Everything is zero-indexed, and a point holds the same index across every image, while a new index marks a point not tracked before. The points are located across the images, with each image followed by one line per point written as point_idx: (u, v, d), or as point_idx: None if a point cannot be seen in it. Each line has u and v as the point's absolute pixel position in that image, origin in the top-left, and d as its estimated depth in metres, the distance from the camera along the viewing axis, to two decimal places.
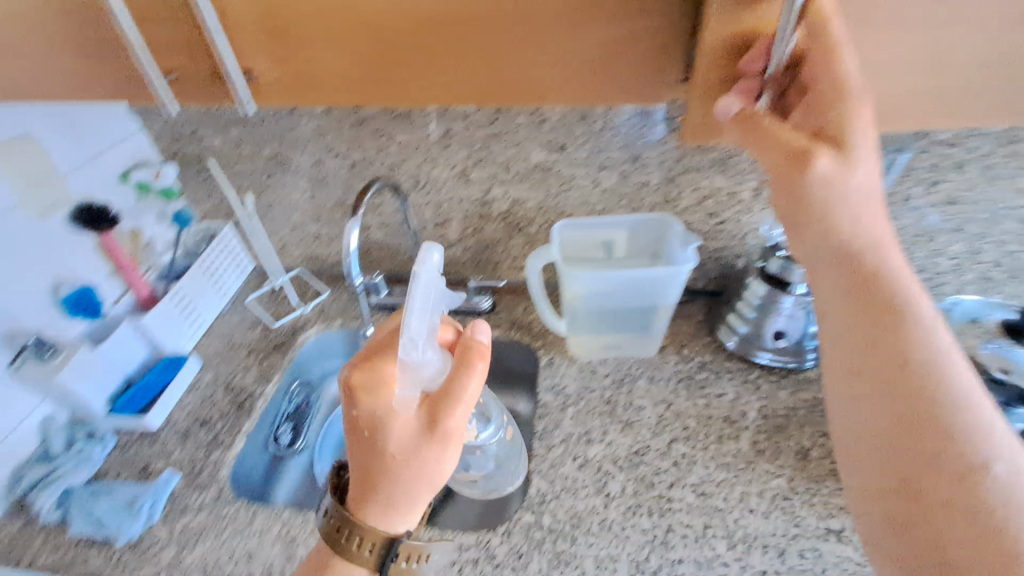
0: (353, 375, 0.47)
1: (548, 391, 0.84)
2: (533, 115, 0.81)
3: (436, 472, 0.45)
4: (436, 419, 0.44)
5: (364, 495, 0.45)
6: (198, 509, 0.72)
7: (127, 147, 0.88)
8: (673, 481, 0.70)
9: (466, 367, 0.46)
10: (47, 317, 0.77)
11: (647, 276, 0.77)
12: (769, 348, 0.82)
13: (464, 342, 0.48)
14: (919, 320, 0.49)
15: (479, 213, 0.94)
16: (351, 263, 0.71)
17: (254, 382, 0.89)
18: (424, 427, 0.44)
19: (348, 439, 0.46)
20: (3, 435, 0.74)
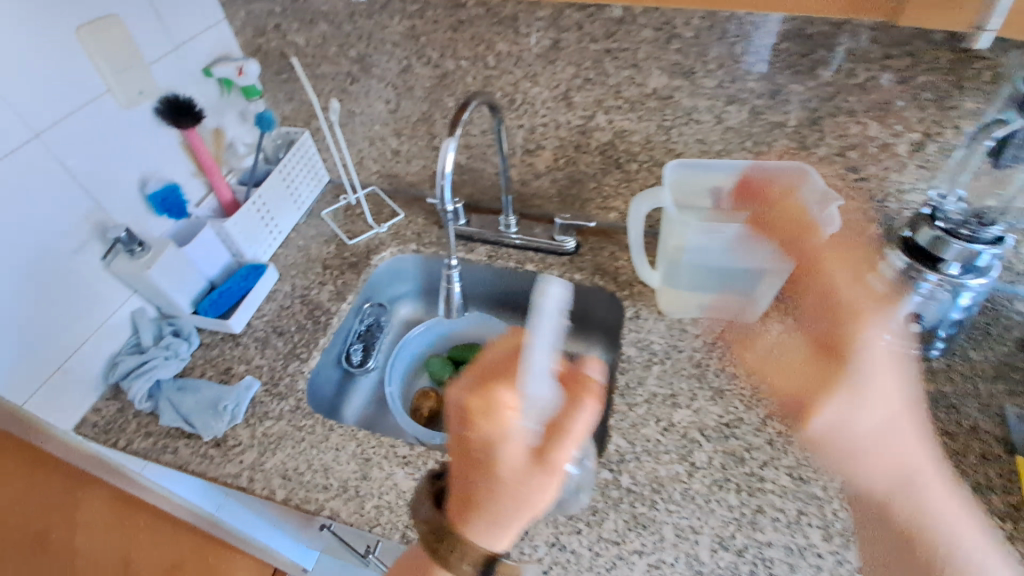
0: (468, 396, 0.43)
1: (632, 345, 0.78)
2: (660, 30, 0.69)
3: (541, 502, 0.42)
4: (549, 447, 0.41)
5: (467, 514, 0.43)
6: (277, 417, 0.73)
7: (210, 38, 0.83)
8: (766, 460, 0.65)
9: (580, 402, 0.42)
10: (135, 211, 0.76)
11: (769, 234, 0.68)
12: (889, 329, 0.73)
13: (577, 375, 0.45)
14: None
15: (575, 143, 0.85)
16: (445, 182, 0.64)
17: (329, 299, 0.88)
18: (536, 453, 0.41)
19: (457, 456, 0.43)
20: (99, 323, 0.75)
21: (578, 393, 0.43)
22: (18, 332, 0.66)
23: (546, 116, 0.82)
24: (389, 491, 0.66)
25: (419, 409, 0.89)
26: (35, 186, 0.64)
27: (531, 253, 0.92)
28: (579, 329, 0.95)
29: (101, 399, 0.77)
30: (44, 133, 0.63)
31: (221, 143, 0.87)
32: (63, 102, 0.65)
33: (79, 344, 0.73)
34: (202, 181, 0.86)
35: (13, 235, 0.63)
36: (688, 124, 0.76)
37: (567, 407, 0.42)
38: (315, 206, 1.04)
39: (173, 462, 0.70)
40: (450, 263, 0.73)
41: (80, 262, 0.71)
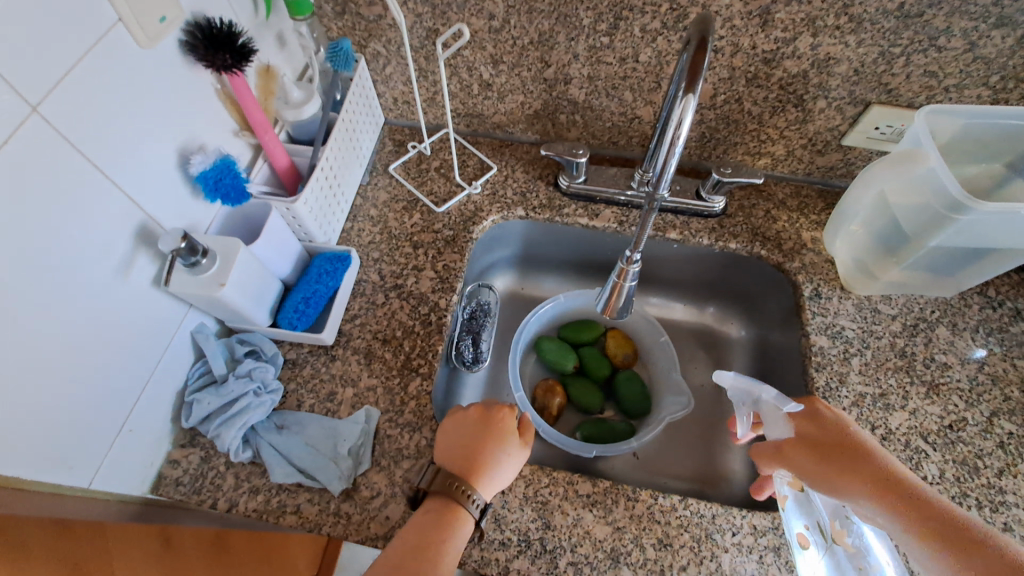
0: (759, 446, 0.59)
1: (822, 333, 0.67)
2: None
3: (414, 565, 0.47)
4: (793, 464, 0.54)
5: (414, 558, 0.48)
6: (417, 456, 0.59)
7: None
8: (1002, 466, 0.58)
9: (821, 468, 0.52)
10: (176, 201, 0.54)
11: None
12: None
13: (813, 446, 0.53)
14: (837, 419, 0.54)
15: (750, 75, 0.65)
16: (674, 158, 0.49)
17: (433, 290, 0.70)
18: (781, 458, 0.56)
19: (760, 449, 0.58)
20: (157, 359, 0.55)
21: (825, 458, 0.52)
22: (68, 399, 0.47)
23: (723, 39, 0.61)
24: (582, 542, 0.55)
25: (548, 407, 0.76)
26: (46, 188, 0.42)
27: (669, 216, 0.76)
28: (711, 297, 0.84)
29: (175, 448, 0.59)
30: (41, 104, 0.41)
31: (271, 86, 0.63)
32: (59, 48, 0.41)
33: (139, 391, 0.54)
34: (249, 142, 0.63)
35: (33, 269, 0.42)
36: (925, 52, 0.59)
37: (820, 465, 0.52)
38: (375, 158, 0.81)
39: (304, 526, 0.56)
40: (632, 257, 0.58)
41: (124, 289, 0.50)
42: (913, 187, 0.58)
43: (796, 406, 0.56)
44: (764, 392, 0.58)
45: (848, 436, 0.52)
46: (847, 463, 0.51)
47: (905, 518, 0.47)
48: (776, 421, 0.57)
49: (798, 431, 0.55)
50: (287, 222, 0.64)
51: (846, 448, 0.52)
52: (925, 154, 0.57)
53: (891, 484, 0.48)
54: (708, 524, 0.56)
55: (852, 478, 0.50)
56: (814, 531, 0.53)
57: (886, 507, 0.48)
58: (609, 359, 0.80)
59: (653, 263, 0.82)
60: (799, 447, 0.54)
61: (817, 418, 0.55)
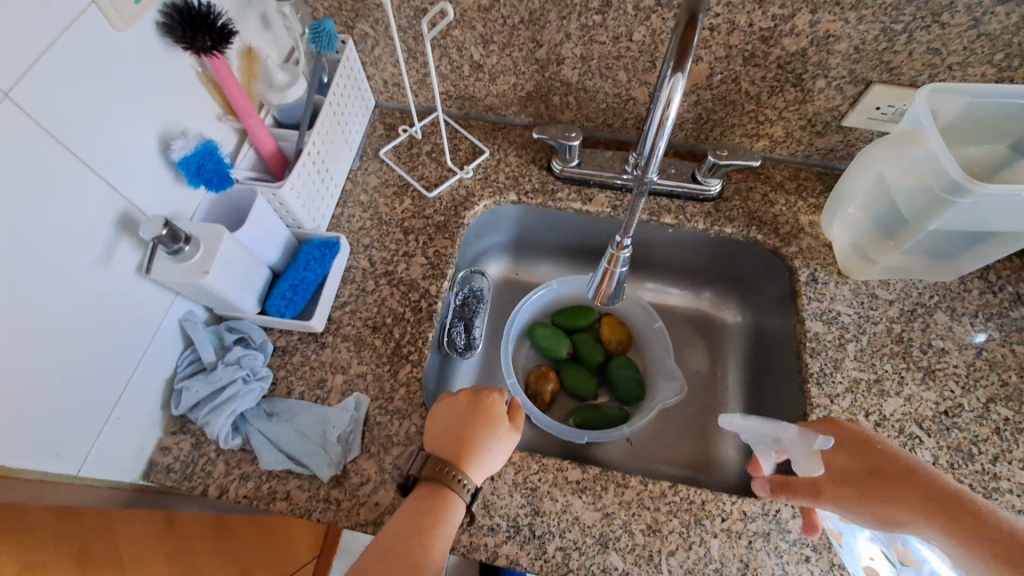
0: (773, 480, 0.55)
1: (818, 319, 0.66)
2: None
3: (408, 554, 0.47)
4: (828, 499, 0.51)
5: (408, 548, 0.47)
6: (407, 442, 0.59)
7: None
8: (997, 453, 0.58)
9: (861, 501, 0.49)
10: (158, 187, 0.54)
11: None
12: None
13: (845, 474, 0.51)
14: (864, 442, 0.52)
15: (747, 53, 0.63)
16: (663, 140, 0.49)
17: (424, 277, 0.70)
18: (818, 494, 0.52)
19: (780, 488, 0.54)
20: (144, 347, 0.55)
21: (864, 487, 0.50)
22: (52, 388, 0.47)
23: (719, 16, 0.59)
24: (572, 528, 0.55)
25: (541, 394, 0.75)
26: (20, 176, 0.41)
27: (664, 200, 0.75)
28: (706, 283, 0.83)
29: (166, 435, 0.59)
30: (13, 89, 0.40)
31: (254, 69, 0.62)
32: (28, 30, 0.40)
33: (126, 380, 0.54)
34: (233, 127, 0.62)
35: (12, 259, 0.42)
36: (928, 28, 0.57)
37: (862, 495, 0.50)
38: (365, 142, 0.80)
39: (294, 512, 0.56)
40: (622, 242, 0.58)
41: (106, 278, 0.50)
42: (912, 168, 0.57)
43: (826, 441, 0.52)
44: (785, 433, 0.55)
45: (885, 458, 0.50)
46: (892, 492, 0.48)
47: (965, 541, 0.44)
48: (805, 456, 0.53)
49: (831, 465, 0.52)
50: (275, 208, 0.63)
51: (888, 474, 0.49)
52: (924, 136, 0.55)
53: (940, 504, 0.46)
54: (697, 510, 0.56)
55: (900, 505, 0.48)
56: (882, 559, 0.53)
57: (943, 532, 0.45)
58: (602, 345, 0.79)
59: (648, 248, 0.81)
60: (839, 484, 0.51)
61: (846, 446, 0.52)
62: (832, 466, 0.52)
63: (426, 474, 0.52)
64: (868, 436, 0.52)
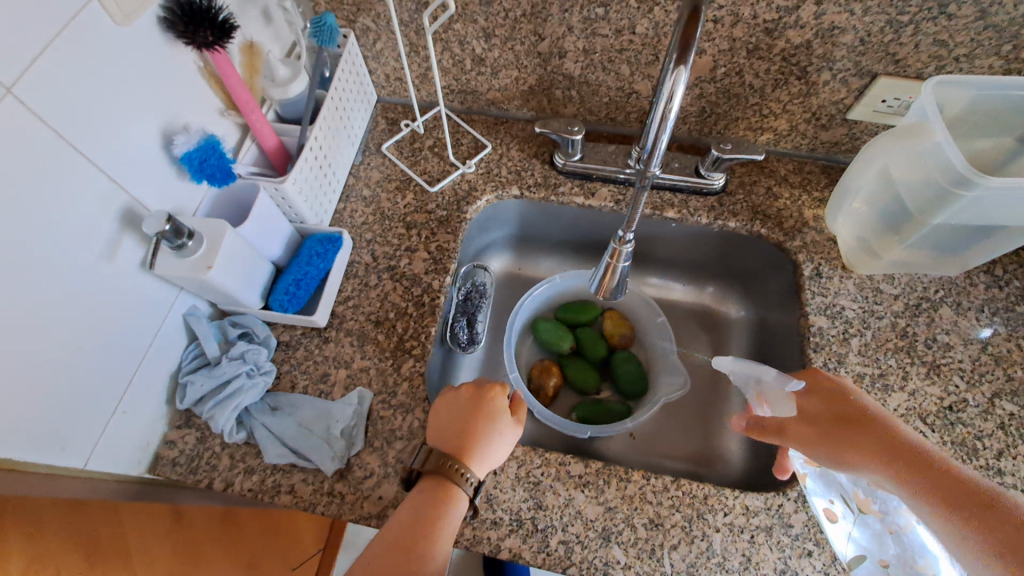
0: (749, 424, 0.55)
1: (821, 314, 0.65)
2: None
3: (414, 544, 0.48)
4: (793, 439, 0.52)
5: (414, 539, 0.48)
6: (410, 437, 0.60)
7: None
8: (1002, 448, 0.57)
9: (819, 441, 0.50)
10: (161, 182, 0.54)
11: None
12: None
13: (811, 413, 0.52)
14: (839, 390, 0.52)
15: (751, 46, 0.62)
16: (665, 133, 0.48)
17: (426, 271, 0.70)
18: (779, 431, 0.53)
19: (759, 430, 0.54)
20: (148, 342, 0.56)
21: (824, 429, 0.50)
22: (58, 382, 0.47)
23: (722, 8, 0.59)
24: (574, 522, 0.55)
25: (545, 389, 0.75)
26: (24, 172, 0.42)
27: (667, 194, 0.74)
28: (710, 277, 0.83)
29: (171, 429, 0.60)
30: (16, 84, 0.40)
31: (256, 63, 0.62)
32: (31, 25, 0.40)
33: (131, 374, 0.54)
34: (235, 122, 0.62)
35: (17, 253, 0.42)
36: (935, 20, 0.56)
37: (819, 434, 0.50)
38: (368, 137, 0.80)
39: (298, 505, 0.56)
40: (624, 237, 0.57)
41: (110, 273, 0.50)
42: (917, 162, 0.56)
43: (799, 383, 0.54)
44: (764, 374, 0.57)
45: (854, 405, 0.51)
46: (854, 434, 0.49)
47: (918, 485, 0.44)
48: (777, 396, 0.56)
49: (801, 408, 0.53)
50: (277, 203, 0.63)
51: (853, 418, 0.50)
52: (929, 128, 0.54)
53: (895, 449, 0.47)
54: (699, 504, 0.56)
55: (856, 447, 0.48)
56: (841, 502, 0.55)
57: (895, 476, 0.46)
58: (603, 338, 0.79)
59: (651, 243, 0.80)
60: (801, 422, 0.52)
61: (817, 393, 0.53)
62: (804, 408, 0.53)
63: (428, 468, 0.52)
64: (844, 388, 0.52)
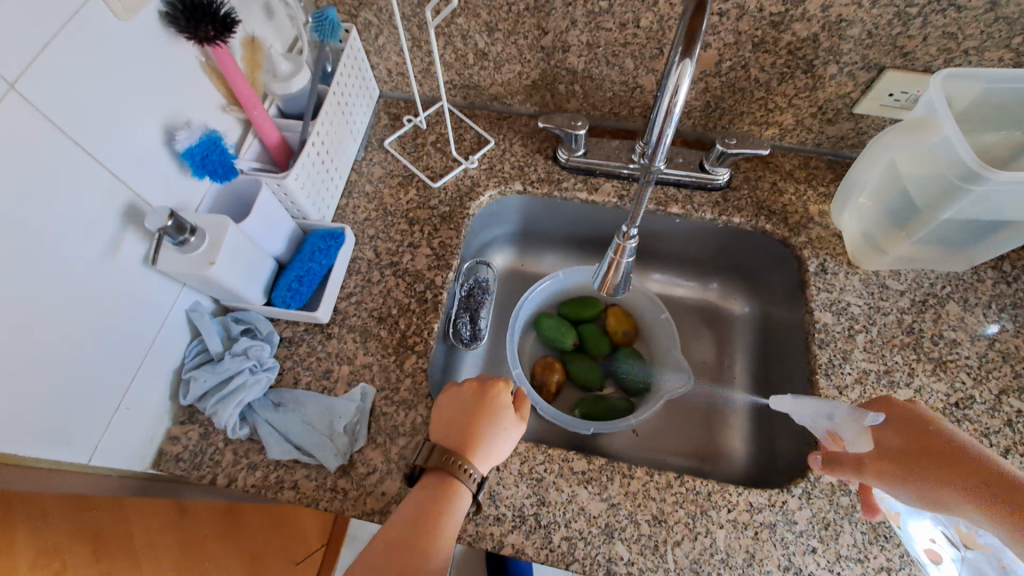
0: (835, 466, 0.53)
1: (827, 310, 0.65)
2: None
3: (421, 541, 0.48)
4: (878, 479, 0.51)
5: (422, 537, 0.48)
6: (412, 433, 0.60)
7: None
8: (1009, 445, 0.57)
9: (910, 480, 0.49)
10: (163, 178, 0.54)
11: None
12: None
13: (898, 446, 0.51)
14: (913, 420, 0.52)
15: (756, 39, 0.61)
16: (670, 128, 0.48)
17: (429, 267, 0.69)
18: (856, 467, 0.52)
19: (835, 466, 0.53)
20: (151, 337, 0.56)
21: (914, 467, 0.50)
22: (62, 378, 0.47)
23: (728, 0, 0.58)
24: (577, 518, 0.55)
25: (547, 384, 0.75)
26: (26, 167, 0.41)
27: (671, 189, 0.74)
28: (713, 273, 0.82)
29: (175, 425, 0.60)
30: (19, 80, 0.40)
31: (258, 58, 0.62)
32: (33, 21, 0.40)
33: (134, 370, 0.54)
34: (237, 117, 0.62)
35: (20, 249, 0.42)
36: (944, 12, 0.55)
37: (908, 476, 0.50)
38: (370, 132, 0.79)
39: (302, 501, 0.56)
40: (628, 232, 0.57)
41: (113, 269, 0.50)
42: (925, 157, 0.56)
43: (876, 415, 0.53)
44: (837, 410, 0.55)
45: (932, 434, 0.50)
46: (937, 466, 0.49)
47: (1014, 516, 0.44)
48: (859, 436, 0.53)
49: (882, 442, 0.52)
50: (280, 199, 0.63)
51: (933, 448, 0.50)
52: (937, 121, 0.54)
53: (983, 478, 0.47)
54: (703, 501, 0.56)
55: (944, 483, 0.48)
56: (943, 542, 0.52)
57: (991, 512, 0.46)
58: (608, 335, 0.79)
59: (654, 238, 0.80)
60: (886, 459, 0.51)
61: (893, 424, 0.53)
62: (891, 446, 0.51)
63: (432, 462, 0.52)
64: (917, 414, 0.53)
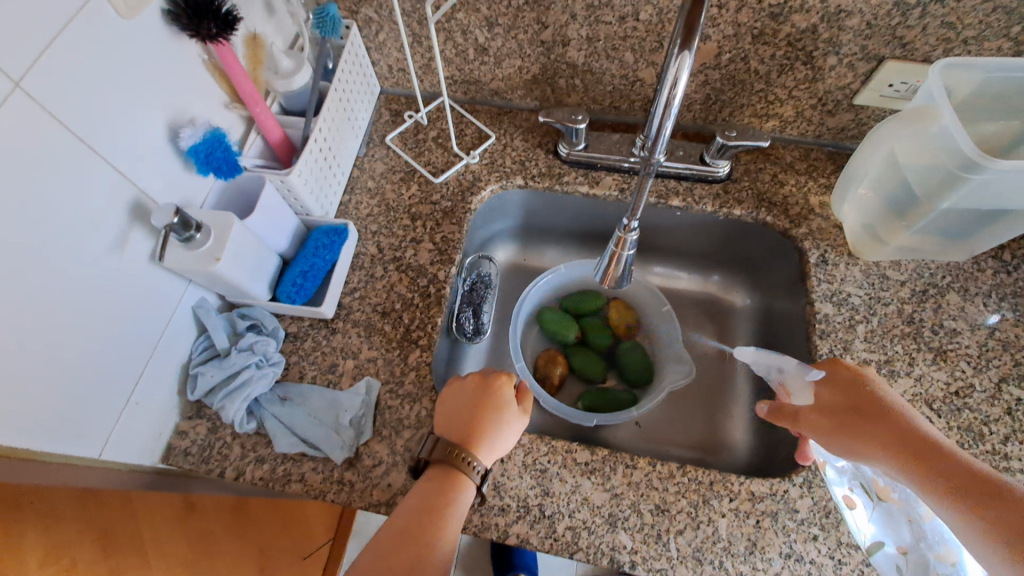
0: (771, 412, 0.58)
1: (827, 300, 0.65)
2: None
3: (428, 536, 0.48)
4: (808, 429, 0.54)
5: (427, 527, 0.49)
6: (417, 425, 0.60)
7: None
8: (1009, 433, 0.57)
9: (835, 435, 0.52)
10: (168, 175, 0.54)
11: None
12: None
13: (831, 401, 0.53)
14: (855, 380, 0.53)
15: (756, 31, 0.62)
16: (670, 120, 0.48)
17: (431, 262, 0.70)
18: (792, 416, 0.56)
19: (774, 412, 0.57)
20: (158, 333, 0.56)
21: (841, 421, 0.51)
22: (72, 373, 0.48)
23: None
24: (580, 508, 0.56)
25: (551, 376, 0.76)
26: (33, 165, 0.42)
27: (672, 182, 0.74)
28: (714, 266, 0.83)
29: (183, 420, 0.61)
30: (24, 79, 0.40)
31: (259, 55, 0.62)
32: (38, 20, 0.40)
33: (142, 365, 0.55)
34: (240, 115, 0.62)
35: (28, 246, 0.43)
36: (944, 1, 0.55)
37: (833, 429, 0.52)
38: (372, 129, 0.80)
39: (309, 493, 0.57)
40: (629, 225, 0.57)
41: (120, 266, 0.51)
42: (925, 147, 0.56)
43: (819, 372, 0.56)
44: (786, 364, 0.59)
45: (866, 394, 0.52)
46: (864, 422, 0.50)
47: (930, 475, 0.46)
48: (800, 386, 0.58)
49: (819, 398, 0.54)
50: (284, 195, 0.63)
51: (864, 407, 0.51)
52: (936, 111, 0.54)
53: (906, 437, 0.48)
54: (705, 491, 0.56)
55: (867, 437, 0.50)
56: (861, 492, 0.55)
57: (910, 470, 0.47)
58: (610, 328, 0.79)
59: (655, 231, 0.80)
60: (821, 414, 0.53)
61: (836, 381, 0.54)
62: (825, 404, 0.53)
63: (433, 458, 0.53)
64: (860, 373, 0.54)
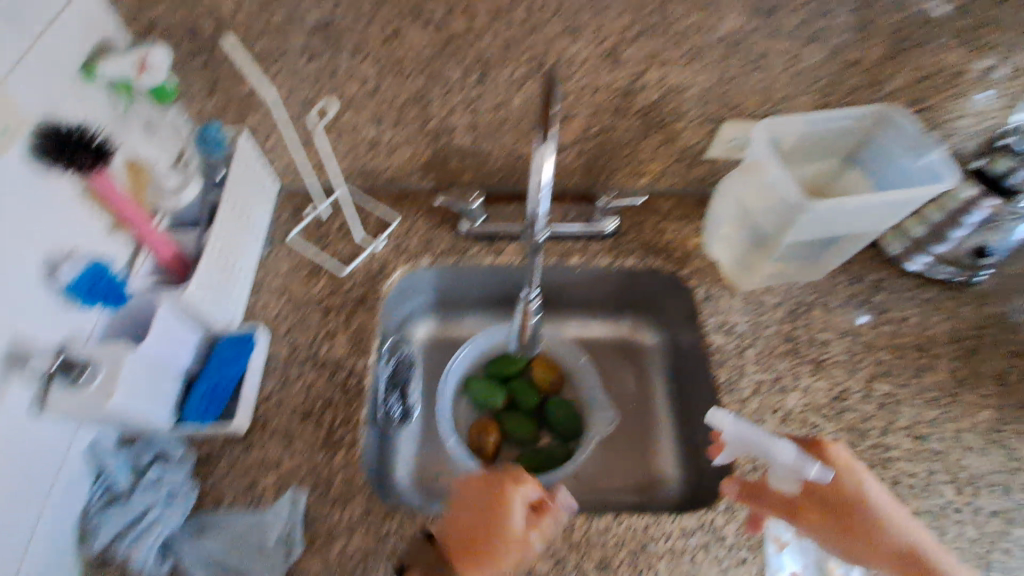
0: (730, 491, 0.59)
1: (718, 331, 0.72)
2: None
3: None
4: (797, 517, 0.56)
5: None
6: (351, 529, 0.58)
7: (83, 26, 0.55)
8: (885, 426, 0.65)
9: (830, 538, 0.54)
10: (47, 316, 0.51)
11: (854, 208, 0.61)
12: (936, 257, 0.74)
13: (833, 505, 0.54)
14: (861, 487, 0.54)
15: (613, 107, 0.70)
16: (541, 205, 0.54)
17: (348, 354, 0.70)
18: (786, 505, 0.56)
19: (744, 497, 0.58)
20: (48, 487, 0.51)
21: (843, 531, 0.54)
22: None
23: (583, 79, 0.67)
24: None
25: (484, 447, 0.76)
26: None
27: (568, 242, 0.80)
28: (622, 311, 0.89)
29: None
30: None
31: (142, 179, 0.62)
32: None
33: (30, 528, 0.50)
34: (126, 238, 0.61)
35: None
36: (755, 73, 0.67)
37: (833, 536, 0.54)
38: (273, 227, 0.80)
39: None
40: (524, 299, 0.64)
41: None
42: (765, 194, 0.66)
43: (826, 472, 0.53)
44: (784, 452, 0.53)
45: (866, 504, 0.54)
46: (864, 536, 0.53)
47: None
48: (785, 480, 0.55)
49: (813, 491, 0.55)
50: (181, 314, 0.61)
51: (864, 521, 0.53)
52: (766, 165, 0.64)
53: (901, 554, 0.53)
54: (641, 537, 0.59)
55: (865, 545, 0.53)
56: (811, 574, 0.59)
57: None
58: (538, 388, 0.81)
59: (563, 288, 0.85)
60: (816, 513, 0.55)
61: (836, 486, 0.54)
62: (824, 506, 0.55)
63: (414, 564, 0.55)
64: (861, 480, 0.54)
